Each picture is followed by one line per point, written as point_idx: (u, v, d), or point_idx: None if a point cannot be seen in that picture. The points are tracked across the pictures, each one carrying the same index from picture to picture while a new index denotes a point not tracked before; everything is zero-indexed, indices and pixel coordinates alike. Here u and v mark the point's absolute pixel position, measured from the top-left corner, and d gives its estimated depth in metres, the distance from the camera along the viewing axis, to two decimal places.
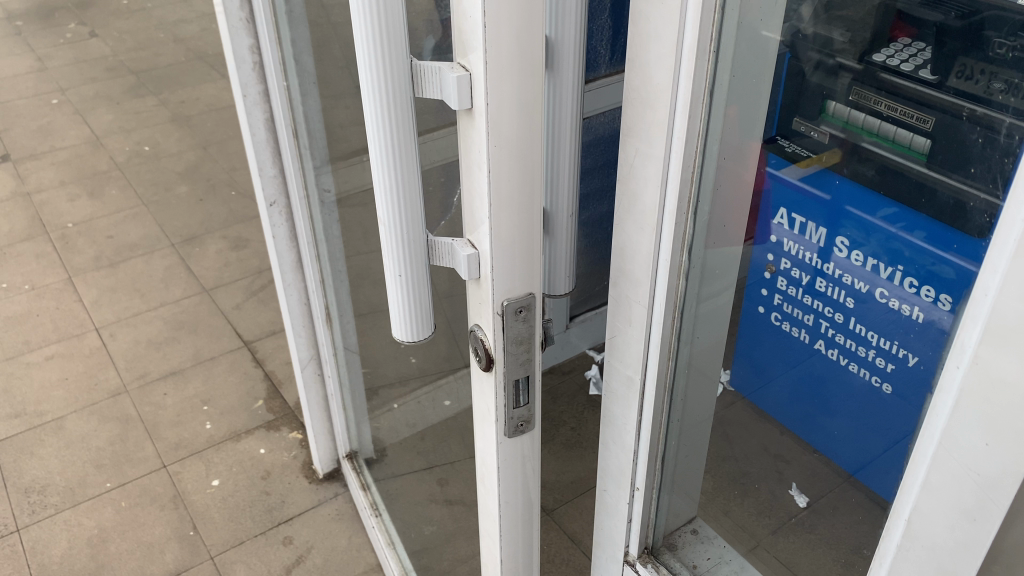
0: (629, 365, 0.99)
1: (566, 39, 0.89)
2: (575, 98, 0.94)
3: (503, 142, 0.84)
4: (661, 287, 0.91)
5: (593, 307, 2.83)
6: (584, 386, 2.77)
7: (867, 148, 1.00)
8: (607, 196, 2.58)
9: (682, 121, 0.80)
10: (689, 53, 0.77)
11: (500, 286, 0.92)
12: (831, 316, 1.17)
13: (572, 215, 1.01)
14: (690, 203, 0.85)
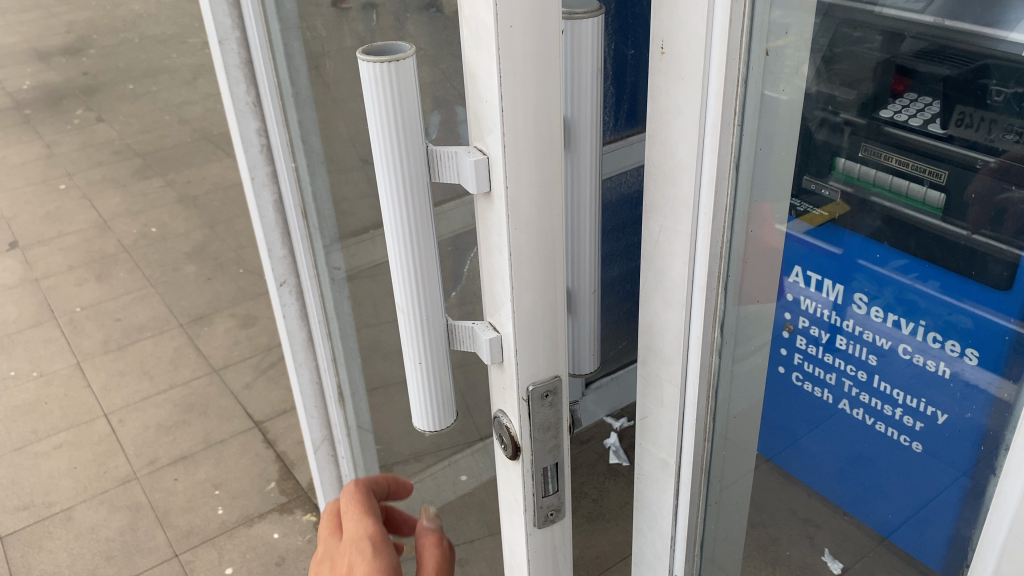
0: (663, 448, 0.95)
1: (583, 117, 0.88)
2: (594, 174, 0.92)
3: (524, 225, 0.81)
4: (694, 365, 0.87)
5: (606, 371, 2.83)
6: (604, 455, 2.74)
7: (877, 201, 0.97)
8: (616, 259, 2.61)
9: (708, 197, 0.77)
10: (712, 128, 0.75)
11: (524, 371, 0.88)
12: (853, 374, 1.09)
13: (595, 292, 0.99)
14: (720, 277, 0.82)
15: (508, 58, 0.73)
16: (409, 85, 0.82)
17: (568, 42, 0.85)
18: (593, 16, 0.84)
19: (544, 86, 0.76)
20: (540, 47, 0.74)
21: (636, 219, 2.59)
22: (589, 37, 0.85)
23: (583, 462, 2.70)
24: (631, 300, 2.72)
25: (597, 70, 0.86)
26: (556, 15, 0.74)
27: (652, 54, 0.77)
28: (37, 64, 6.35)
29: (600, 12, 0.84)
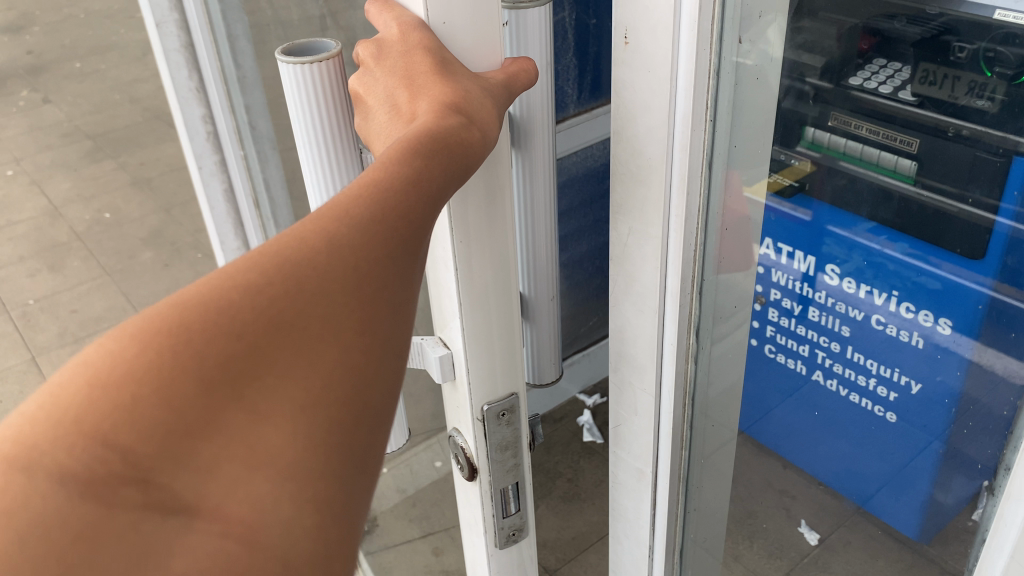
0: (638, 457, 0.90)
1: (533, 119, 0.85)
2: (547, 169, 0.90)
3: (479, 223, 0.75)
4: (668, 373, 0.82)
5: (580, 348, 2.79)
6: (578, 433, 2.71)
7: (845, 167, 1.05)
8: (585, 234, 2.57)
9: (679, 198, 0.72)
10: (683, 123, 0.68)
11: (477, 391, 0.83)
12: (827, 345, 1.22)
13: (552, 299, 0.97)
14: (694, 281, 0.77)
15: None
16: (335, 88, 0.76)
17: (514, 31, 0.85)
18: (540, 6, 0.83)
19: (486, 29, 0.73)
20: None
21: (603, 193, 2.55)
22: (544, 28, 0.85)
23: (558, 441, 2.69)
24: (600, 276, 2.69)
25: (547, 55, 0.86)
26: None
27: (615, 42, 0.71)
28: None
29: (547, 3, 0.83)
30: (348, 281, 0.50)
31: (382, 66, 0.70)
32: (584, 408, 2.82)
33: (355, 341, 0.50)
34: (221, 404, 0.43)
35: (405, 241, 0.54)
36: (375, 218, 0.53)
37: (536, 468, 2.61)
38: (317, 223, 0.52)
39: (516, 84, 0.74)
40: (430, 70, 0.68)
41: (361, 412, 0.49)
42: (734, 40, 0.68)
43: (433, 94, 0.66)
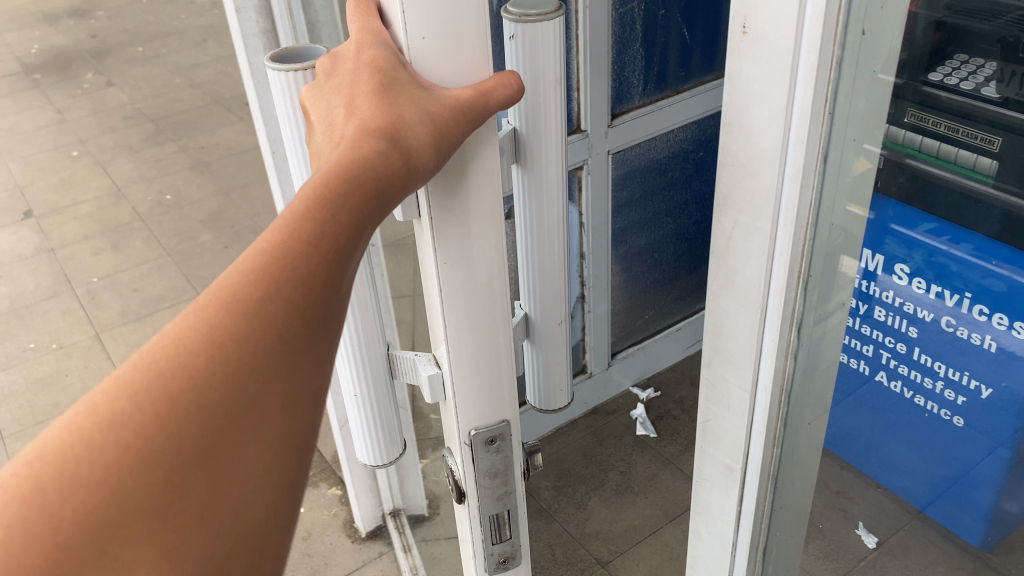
0: (729, 444, 0.93)
1: (536, 133, 0.81)
2: (558, 186, 0.86)
3: (466, 253, 0.79)
4: (768, 364, 0.84)
5: (634, 342, 2.78)
6: (630, 427, 2.70)
7: (917, 166, 0.86)
8: (643, 227, 2.57)
9: (792, 195, 0.74)
10: (799, 118, 0.70)
11: (467, 417, 0.89)
12: (891, 348, 1.02)
13: (563, 323, 0.93)
14: (801, 275, 0.79)
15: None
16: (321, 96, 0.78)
17: (518, 42, 0.77)
18: (547, 19, 0.76)
19: (478, 30, 0.72)
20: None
21: (664, 185, 2.54)
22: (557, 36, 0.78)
23: (610, 434, 2.69)
24: (656, 271, 2.69)
25: (558, 64, 0.79)
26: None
27: (733, 30, 0.72)
28: (37, 8, 5.91)
29: (557, 16, 0.77)
30: (219, 386, 0.46)
31: (335, 85, 0.70)
32: (637, 402, 2.81)
33: (230, 453, 0.46)
34: (82, 554, 0.42)
35: (296, 321, 0.50)
36: (272, 300, 0.50)
37: (588, 460, 2.60)
38: (194, 324, 0.47)
39: (491, 100, 0.71)
40: (370, 94, 0.66)
41: (244, 529, 0.47)
42: (858, 33, 0.66)
43: (364, 115, 0.64)
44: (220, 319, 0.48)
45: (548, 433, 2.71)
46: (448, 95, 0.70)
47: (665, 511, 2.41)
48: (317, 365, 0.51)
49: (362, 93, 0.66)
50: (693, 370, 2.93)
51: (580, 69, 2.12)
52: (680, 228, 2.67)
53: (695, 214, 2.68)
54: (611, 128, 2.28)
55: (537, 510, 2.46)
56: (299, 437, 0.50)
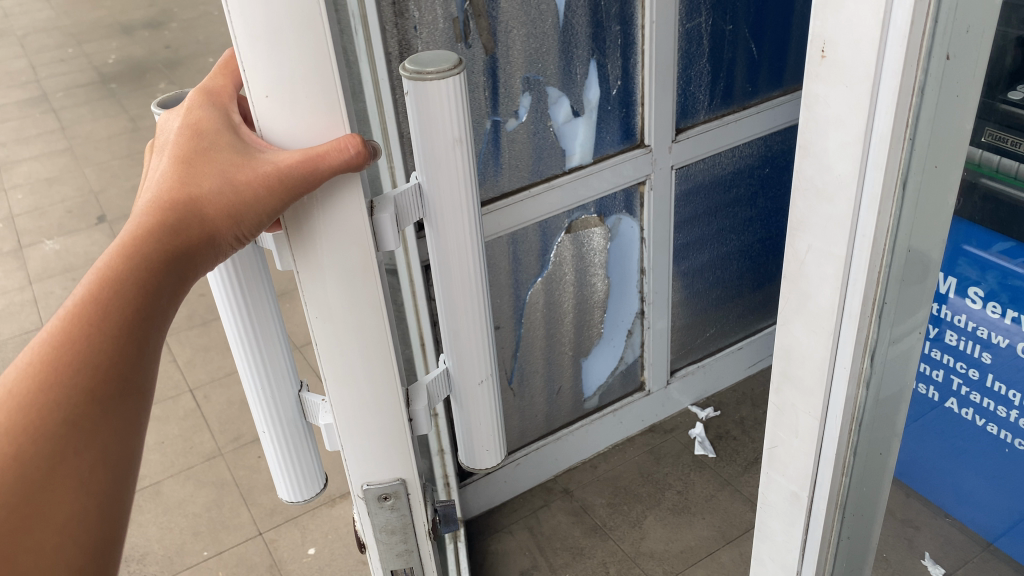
0: (803, 439, 1.00)
1: (439, 194, 0.81)
2: (472, 245, 0.85)
3: (338, 318, 0.81)
4: (845, 366, 0.90)
5: (694, 359, 2.75)
6: (689, 446, 2.67)
7: (988, 186, 0.79)
8: (707, 243, 2.54)
9: (870, 213, 0.80)
10: (880, 140, 0.76)
11: (359, 469, 0.92)
12: (963, 373, 0.95)
13: (482, 379, 0.93)
14: (878, 285, 0.85)
15: (271, 42, 0.69)
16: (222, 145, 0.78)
17: (416, 103, 0.76)
18: (442, 80, 0.75)
19: (326, 89, 0.72)
20: (304, 50, 0.70)
21: (729, 202, 2.50)
22: (456, 96, 0.77)
23: (667, 453, 2.65)
24: (719, 288, 2.66)
25: (459, 128, 0.78)
26: (319, 14, 0.69)
27: (811, 54, 0.78)
28: (117, 18, 6.12)
29: (454, 75, 0.76)
30: (12, 477, 0.55)
31: (158, 146, 0.74)
32: (696, 421, 2.77)
33: (25, 533, 0.55)
34: None
35: (80, 403, 0.59)
36: (38, 401, 0.57)
37: (645, 478, 2.58)
38: None
39: (322, 165, 0.72)
40: (178, 167, 0.71)
41: None
42: (942, 57, 0.71)
43: (160, 192, 0.69)
44: (3, 418, 0.56)
45: (604, 449, 2.68)
46: (272, 159, 0.72)
47: (722, 533, 2.38)
48: (117, 436, 0.60)
49: (169, 165, 0.71)
50: (754, 391, 2.87)
51: (645, 84, 2.12)
52: (744, 245, 2.63)
53: (759, 231, 2.64)
54: (675, 142, 2.26)
55: (591, 527, 2.43)
56: (106, 501, 0.59)
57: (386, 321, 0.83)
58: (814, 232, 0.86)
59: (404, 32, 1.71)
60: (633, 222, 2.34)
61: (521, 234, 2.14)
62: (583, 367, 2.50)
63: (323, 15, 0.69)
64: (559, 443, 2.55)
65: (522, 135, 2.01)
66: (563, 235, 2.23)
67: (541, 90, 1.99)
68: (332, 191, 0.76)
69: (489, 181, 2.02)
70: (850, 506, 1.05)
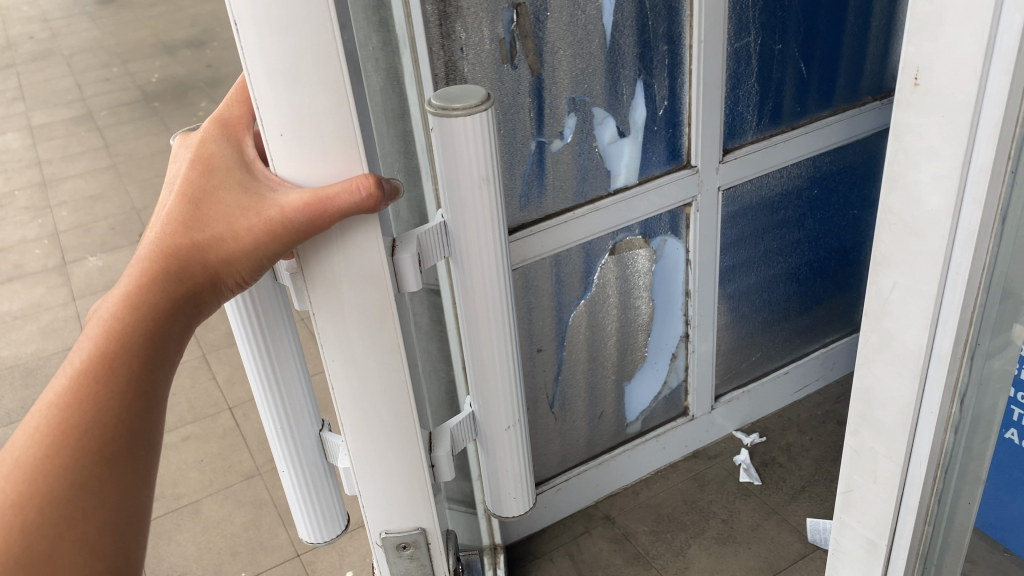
0: (882, 481, 0.97)
1: (466, 235, 0.80)
2: (498, 289, 0.84)
3: (355, 361, 0.77)
4: (930, 409, 0.89)
5: (738, 384, 2.69)
6: (733, 472, 2.61)
7: None
8: (754, 266, 2.48)
9: (965, 253, 0.79)
10: (978, 174, 0.75)
11: (378, 519, 0.87)
12: None
13: (509, 427, 0.90)
14: (970, 334, 0.84)
15: (284, 79, 0.66)
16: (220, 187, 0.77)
17: (445, 137, 0.77)
18: (470, 114, 0.75)
19: (342, 124, 0.68)
20: (318, 82, 0.66)
21: (776, 223, 2.45)
22: (484, 131, 0.77)
23: (711, 479, 2.59)
24: (766, 311, 2.60)
25: (484, 169, 0.78)
26: (334, 50, 0.65)
27: (902, 82, 0.78)
28: (160, 37, 6.22)
29: (483, 110, 0.76)
30: (17, 551, 0.56)
31: (171, 176, 0.74)
32: (741, 447, 2.70)
33: None
34: None
35: (87, 465, 0.59)
36: (45, 459, 0.58)
37: (689, 506, 2.52)
38: None
39: (329, 208, 0.68)
40: (184, 201, 0.69)
41: None
42: None
43: (161, 228, 0.68)
44: (9, 481, 0.57)
45: (647, 475, 2.63)
46: (279, 199, 0.69)
47: (770, 563, 2.31)
48: (127, 488, 0.60)
49: (174, 202, 0.69)
50: (801, 417, 2.80)
51: (692, 105, 2.08)
52: (791, 268, 2.58)
53: (807, 253, 2.58)
54: (722, 163, 2.21)
55: (633, 556, 2.38)
56: (116, 556, 0.59)
57: (405, 364, 0.79)
58: (902, 272, 0.85)
59: (451, 54, 1.70)
60: (679, 244, 2.30)
61: (564, 256, 2.11)
62: (626, 391, 2.46)
63: (337, 42, 0.65)
64: (600, 468, 2.50)
65: (566, 156, 1.98)
66: (606, 257, 2.19)
67: (586, 111, 1.96)
68: (347, 230, 0.72)
69: (533, 203, 1.99)
70: (936, 554, 1.01)
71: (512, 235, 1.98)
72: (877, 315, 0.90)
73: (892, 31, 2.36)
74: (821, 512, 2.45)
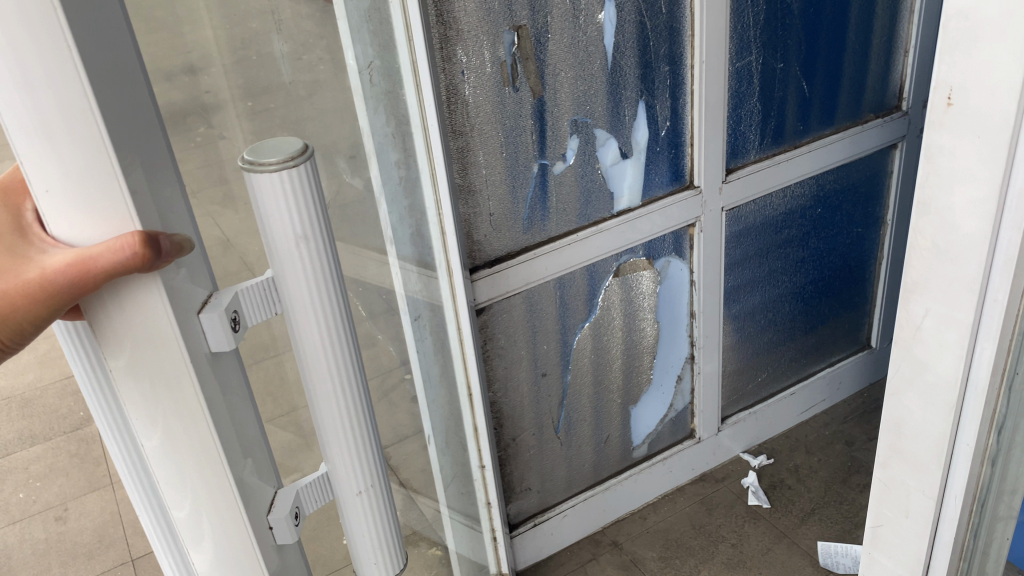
0: (925, 484, 0.99)
1: (292, 295, 0.74)
2: (333, 350, 0.78)
3: (155, 427, 0.68)
4: (975, 407, 0.91)
5: (745, 406, 2.66)
6: (741, 496, 2.57)
7: None
8: (759, 285, 2.46)
9: (1003, 260, 0.83)
10: (1015, 186, 0.79)
11: None
12: None
13: (363, 491, 0.84)
14: (1009, 341, 0.87)
15: (35, 138, 0.56)
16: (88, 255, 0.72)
17: (256, 192, 0.70)
18: (285, 167, 0.69)
19: (104, 188, 0.59)
20: (77, 145, 0.56)
21: (780, 243, 2.43)
22: (307, 185, 0.71)
23: (719, 503, 2.55)
24: (771, 331, 2.57)
25: (303, 224, 0.72)
26: (85, 103, 0.55)
27: None
28: None
29: (301, 161, 0.70)
30: None
31: None
32: (748, 470, 2.66)
33: None
34: None
35: None
36: None
37: (697, 531, 2.47)
38: None
39: (89, 275, 0.59)
40: None
41: None
42: None
43: None
44: None
45: (654, 499, 2.59)
46: (39, 261, 0.61)
47: None
48: None
49: None
50: (808, 437, 2.77)
51: (693, 124, 2.06)
52: (796, 287, 2.55)
53: (811, 272, 2.56)
54: (725, 183, 2.19)
55: None
56: None
57: (213, 426, 0.70)
58: (939, 281, 0.88)
59: (452, 76, 1.69)
60: (684, 265, 2.27)
61: (568, 278, 2.08)
62: (631, 415, 2.42)
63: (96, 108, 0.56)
64: (606, 494, 2.46)
65: (569, 178, 1.96)
66: (611, 279, 2.16)
67: (589, 132, 1.95)
68: (118, 293, 0.63)
69: (537, 225, 1.97)
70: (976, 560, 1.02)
71: (515, 258, 1.96)
72: (914, 320, 0.92)
73: (894, 48, 2.35)
74: (832, 534, 2.41)
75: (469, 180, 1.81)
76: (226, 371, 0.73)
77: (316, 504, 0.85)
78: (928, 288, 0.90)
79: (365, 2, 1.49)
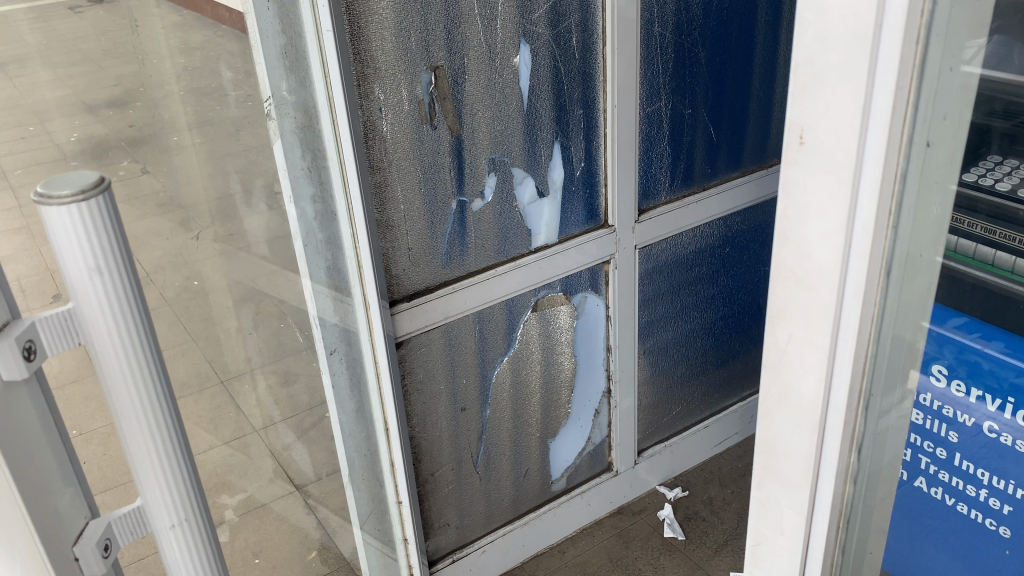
0: (792, 534, 0.99)
1: (91, 328, 0.74)
2: (138, 383, 0.77)
3: None
4: (830, 456, 0.92)
5: (660, 439, 2.72)
6: (658, 528, 2.61)
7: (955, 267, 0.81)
8: (672, 321, 2.53)
9: (855, 305, 0.83)
10: (864, 227, 0.80)
11: None
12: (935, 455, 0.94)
13: (174, 525, 0.83)
14: (861, 393, 0.88)
15: None
16: None
17: (51, 227, 0.70)
18: (76, 200, 0.69)
19: None
20: None
21: (691, 280, 2.51)
22: (103, 219, 0.71)
23: (637, 536, 2.60)
24: (684, 365, 2.65)
25: (93, 264, 0.71)
26: None
27: (789, 142, 0.83)
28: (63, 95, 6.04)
29: (93, 195, 0.69)
30: None
31: None
32: (664, 502, 2.72)
33: None
34: None
35: None
36: None
37: (614, 563, 2.51)
38: None
39: None
40: None
41: None
42: (922, 144, 0.76)
43: None
44: None
45: (572, 534, 2.61)
46: None
47: None
48: None
49: None
50: (722, 470, 2.84)
51: (607, 165, 2.14)
52: (707, 323, 2.64)
53: (721, 309, 2.66)
54: (638, 223, 2.28)
55: None
56: None
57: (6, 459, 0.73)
58: (795, 325, 0.88)
59: (370, 113, 1.71)
60: (599, 300, 2.33)
61: (487, 313, 2.12)
62: (550, 449, 2.46)
63: None
64: (526, 528, 2.48)
65: (487, 215, 2.01)
66: (529, 313, 2.21)
67: (506, 171, 2.00)
68: None
69: (456, 260, 2.00)
70: None
71: (434, 292, 1.98)
72: (774, 360, 0.92)
73: None
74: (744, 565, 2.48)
75: (387, 216, 1.84)
76: (25, 399, 0.75)
77: (131, 537, 0.85)
78: (792, 335, 0.89)
79: (282, 40, 1.53)
